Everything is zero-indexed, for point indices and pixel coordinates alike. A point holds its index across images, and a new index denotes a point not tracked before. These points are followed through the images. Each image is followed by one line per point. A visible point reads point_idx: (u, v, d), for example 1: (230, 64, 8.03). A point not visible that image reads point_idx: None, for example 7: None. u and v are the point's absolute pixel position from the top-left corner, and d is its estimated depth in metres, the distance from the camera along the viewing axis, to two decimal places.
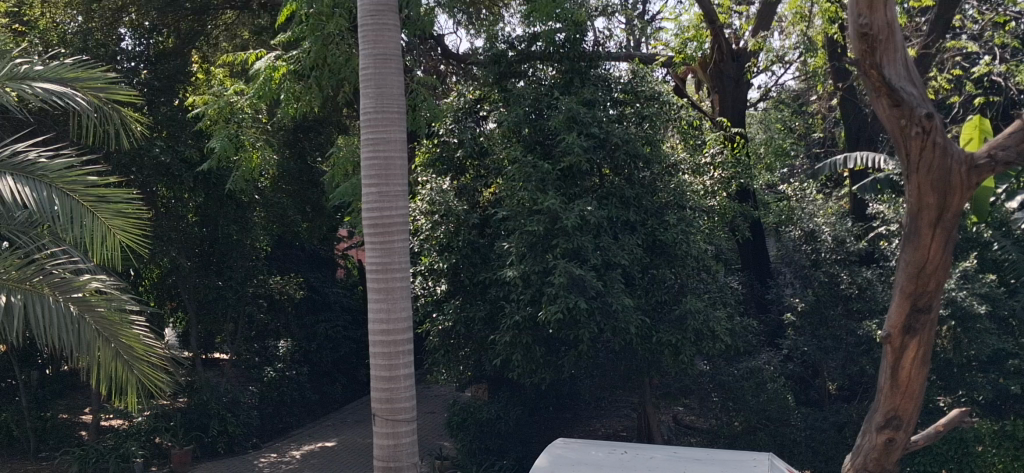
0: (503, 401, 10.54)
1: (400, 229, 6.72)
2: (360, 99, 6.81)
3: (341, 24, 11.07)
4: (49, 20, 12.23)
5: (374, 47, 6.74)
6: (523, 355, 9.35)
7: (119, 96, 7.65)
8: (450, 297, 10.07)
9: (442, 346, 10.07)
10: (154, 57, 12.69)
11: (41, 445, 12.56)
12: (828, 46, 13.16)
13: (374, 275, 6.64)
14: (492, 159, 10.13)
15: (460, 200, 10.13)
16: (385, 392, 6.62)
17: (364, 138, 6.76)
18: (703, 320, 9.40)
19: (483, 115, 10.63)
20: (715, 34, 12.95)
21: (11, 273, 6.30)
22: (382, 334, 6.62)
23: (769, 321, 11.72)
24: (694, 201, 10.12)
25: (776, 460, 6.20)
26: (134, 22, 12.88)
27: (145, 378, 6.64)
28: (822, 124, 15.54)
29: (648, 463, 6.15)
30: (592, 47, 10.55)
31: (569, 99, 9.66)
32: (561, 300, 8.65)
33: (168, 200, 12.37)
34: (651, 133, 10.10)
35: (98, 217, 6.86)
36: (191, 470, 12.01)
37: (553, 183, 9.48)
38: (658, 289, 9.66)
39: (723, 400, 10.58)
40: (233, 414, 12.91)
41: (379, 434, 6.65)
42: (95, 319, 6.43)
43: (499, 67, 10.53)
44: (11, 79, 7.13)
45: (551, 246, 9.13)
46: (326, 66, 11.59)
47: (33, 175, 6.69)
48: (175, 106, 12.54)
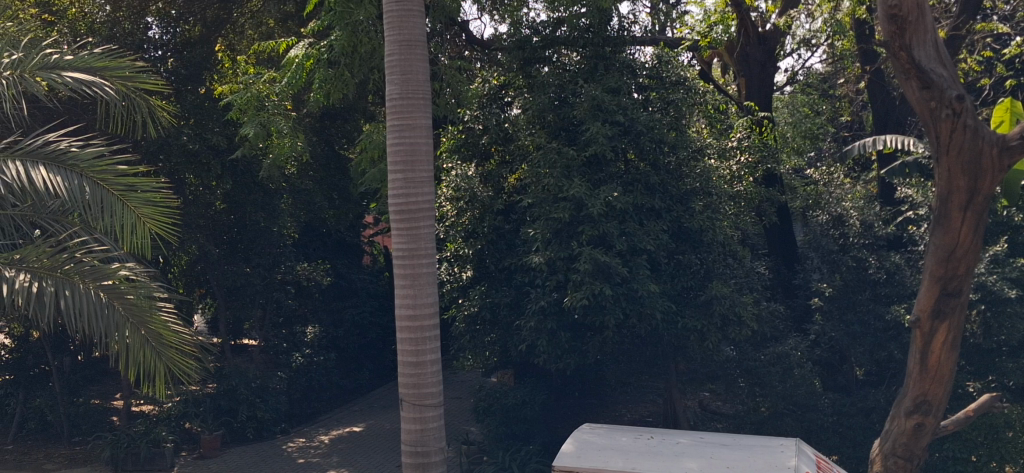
0: (530, 387, 10.55)
1: (427, 214, 6.71)
2: (385, 86, 6.82)
3: (371, 11, 11.23)
4: (78, 11, 12.26)
5: (398, 33, 6.75)
6: (549, 341, 9.34)
7: (146, 85, 7.75)
8: (476, 283, 10.14)
9: (468, 331, 10.13)
10: (181, 46, 12.75)
11: (74, 430, 12.87)
12: (856, 27, 13.00)
13: (401, 261, 6.66)
14: (517, 145, 10.10)
15: (485, 186, 10.18)
16: (413, 377, 6.65)
17: (390, 124, 6.76)
18: (728, 305, 9.40)
19: (508, 102, 10.56)
20: (742, 19, 12.97)
21: (43, 261, 6.43)
22: (409, 320, 6.64)
23: (796, 306, 11.72)
24: (720, 187, 10.02)
25: (803, 446, 6.29)
26: (161, 11, 12.77)
27: (173, 364, 6.69)
28: (850, 108, 15.37)
29: (674, 447, 6.28)
30: (617, 32, 10.45)
31: (594, 86, 9.59)
32: (586, 286, 8.71)
33: (196, 187, 12.44)
34: (676, 119, 10.14)
35: (127, 205, 6.96)
36: (220, 455, 12.12)
37: (579, 170, 9.43)
38: (683, 274, 9.62)
39: (749, 385, 10.61)
40: (261, 399, 13.03)
41: (406, 419, 6.68)
42: (126, 306, 6.52)
43: (523, 53, 10.45)
44: (41, 69, 7.32)
45: (576, 233, 9.12)
46: (355, 55, 11.69)
47: (64, 165, 6.82)
48: (201, 94, 12.56)
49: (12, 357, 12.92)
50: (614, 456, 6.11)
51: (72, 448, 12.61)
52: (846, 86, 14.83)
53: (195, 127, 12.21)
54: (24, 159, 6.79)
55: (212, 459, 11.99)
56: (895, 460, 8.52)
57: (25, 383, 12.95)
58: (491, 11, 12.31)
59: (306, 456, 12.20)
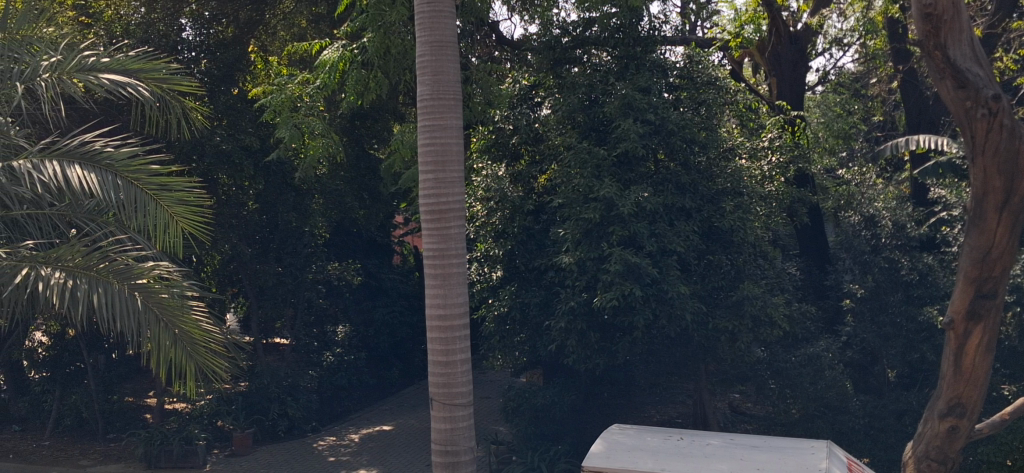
0: (559, 387, 10.55)
1: (457, 214, 6.72)
2: (417, 87, 6.85)
3: (404, 13, 11.31)
4: (114, 13, 12.50)
5: (430, 34, 6.77)
6: (579, 341, 9.36)
7: (181, 86, 7.87)
8: (506, 283, 10.11)
9: (498, 331, 10.16)
10: (214, 47, 12.74)
11: (108, 427, 13.05)
12: (889, 26, 12.90)
13: (431, 261, 6.69)
14: (547, 144, 10.16)
15: (515, 186, 10.18)
16: (443, 376, 6.67)
17: (421, 124, 6.79)
18: (760, 305, 9.35)
19: (538, 101, 10.65)
20: (773, 18, 12.93)
21: (76, 260, 6.55)
22: (439, 320, 6.66)
23: (828, 307, 11.66)
24: (751, 186, 9.94)
25: (835, 448, 6.24)
26: (195, 12, 12.91)
27: (204, 363, 6.74)
28: (882, 107, 15.23)
29: (705, 448, 6.25)
30: (648, 31, 10.42)
31: (624, 86, 9.60)
32: (616, 287, 8.68)
33: (229, 187, 12.55)
34: (708, 118, 10.03)
35: (161, 204, 7.05)
36: (252, 453, 12.22)
37: (609, 170, 9.42)
38: (714, 274, 9.56)
39: (781, 387, 10.45)
40: (293, 397, 13.12)
41: (436, 418, 6.70)
42: (158, 306, 6.60)
43: (554, 53, 10.52)
44: (79, 71, 7.50)
45: (607, 233, 9.11)
46: (387, 56, 11.72)
47: (99, 164, 6.93)
48: (233, 95, 12.67)
49: (48, 355, 13.24)
50: (644, 456, 6.09)
51: (106, 445, 12.78)
52: (878, 86, 14.70)
53: (229, 128, 12.31)
54: (61, 158, 6.93)
55: (244, 456, 12.10)
56: (929, 462, 8.43)
57: (62, 380, 13.18)
58: (521, 12, 12.36)
59: (336, 454, 12.27)
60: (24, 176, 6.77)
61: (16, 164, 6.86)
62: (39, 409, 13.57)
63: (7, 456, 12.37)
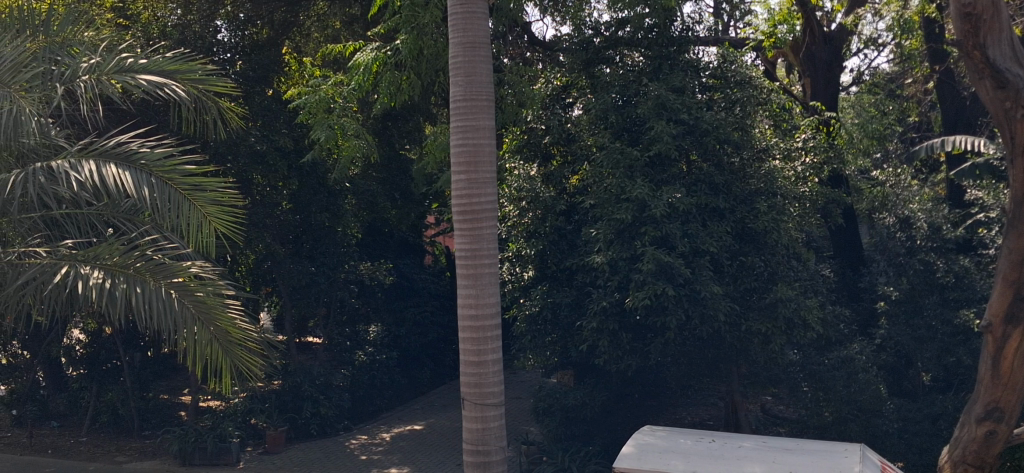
0: (589, 388, 10.56)
1: (489, 215, 6.72)
2: (449, 87, 6.86)
3: (437, 15, 11.38)
4: (151, 15, 12.63)
5: (463, 35, 6.78)
6: (610, 342, 9.34)
7: (216, 87, 7.94)
8: (538, 283, 10.17)
9: (529, 331, 10.17)
10: (248, 48, 12.97)
11: (144, 424, 13.20)
12: (925, 26, 12.78)
13: (463, 261, 6.70)
14: (580, 145, 10.17)
15: (547, 186, 10.20)
16: (475, 376, 6.67)
17: (454, 124, 6.80)
18: (794, 307, 9.26)
19: (570, 102, 10.71)
20: (807, 18, 12.90)
21: (114, 259, 6.67)
22: (471, 320, 6.68)
23: (862, 309, 11.58)
24: (785, 187, 9.88)
25: (868, 452, 6.17)
26: (230, 14, 13.11)
27: (240, 362, 6.80)
28: (918, 108, 15.06)
29: (736, 451, 6.22)
30: (682, 32, 10.45)
31: (658, 86, 9.59)
32: (648, 287, 8.65)
33: (263, 187, 12.67)
34: (742, 118, 9.97)
35: (195, 204, 7.12)
36: (285, 451, 12.31)
37: (641, 170, 9.41)
38: (748, 276, 9.50)
39: (814, 390, 10.34)
40: (326, 396, 13.21)
41: (467, 418, 6.71)
42: (194, 304, 6.67)
43: (586, 54, 10.51)
44: (118, 73, 7.60)
45: (639, 234, 9.07)
46: (421, 58, 11.80)
47: (134, 164, 7.03)
48: (267, 96, 12.76)
49: (85, 353, 13.46)
50: (675, 458, 6.07)
51: (142, 442, 12.93)
52: (914, 86, 14.53)
53: (263, 128, 12.42)
54: (98, 159, 7.04)
55: (277, 454, 12.19)
56: (966, 467, 8.33)
57: (99, 377, 13.39)
58: (553, 13, 12.42)
59: (368, 453, 12.33)
60: (63, 176, 6.89)
61: (54, 164, 6.97)
62: (76, 406, 13.77)
63: (45, 452, 12.55)
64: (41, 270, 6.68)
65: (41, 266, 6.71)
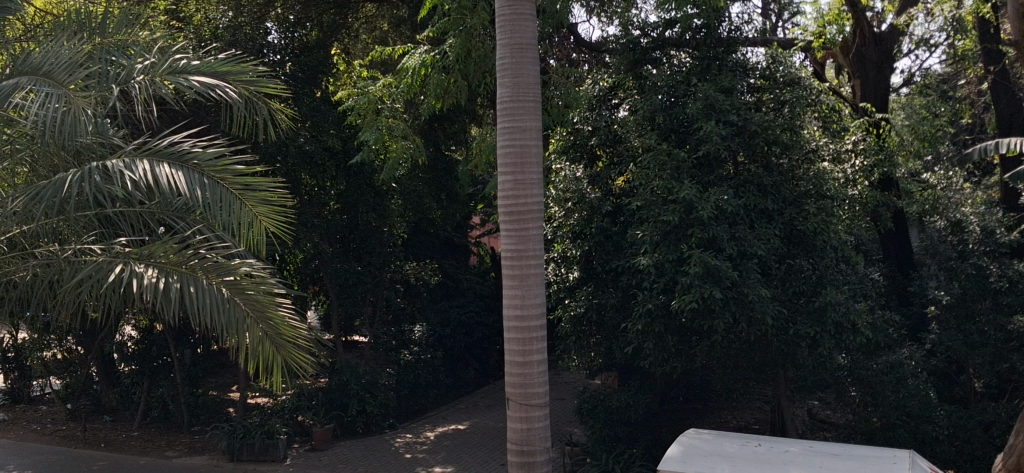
0: (633, 390, 10.54)
1: (535, 216, 6.73)
2: (497, 88, 6.90)
3: (484, 17, 11.48)
4: (203, 16, 12.82)
5: (510, 37, 6.81)
6: (656, 344, 9.29)
7: (267, 89, 8.04)
8: (583, 284, 10.15)
9: (574, 332, 10.18)
10: (298, 50, 13.08)
11: (193, 420, 13.39)
12: (979, 26, 12.59)
13: (509, 262, 6.72)
14: (627, 146, 10.09)
15: (593, 188, 10.21)
16: (519, 377, 6.68)
17: (500, 126, 6.82)
18: (843, 311, 9.12)
19: (617, 103, 10.73)
20: (857, 18, 12.80)
21: (169, 257, 6.81)
22: (517, 320, 6.70)
23: (911, 314, 11.38)
24: (834, 189, 9.76)
25: (918, 458, 6.05)
26: (281, 16, 13.33)
27: (291, 359, 6.90)
28: (970, 109, 14.80)
29: (783, 455, 6.14)
30: (730, 33, 10.39)
31: (707, 87, 9.55)
32: (695, 289, 8.56)
33: (311, 187, 12.82)
34: (791, 119, 9.86)
35: (246, 204, 7.21)
36: (330, 448, 12.41)
37: (688, 172, 9.38)
38: (796, 279, 9.37)
39: (862, 395, 10.16)
40: (371, 394, 13.33)
41: (512, 418, 6.72)
42: (246, 302, 6.78)
43: (634, 55, 10.47)
44: (171, 73, 7.74)
45: (685, 236, 9.02)
46: (469, 60, 11.86)
47: (187, 164, 7.15)
48: (316, 97, 12.89)
49: (137, 349, 13.71)
50: (721, 462, 6.03)
51: (192, 437, 13.13)
52: (967, 87, 14.29)
53: (312, 129, 12.56)
54: (153, 158, 7.17)
55: (323, 451, 12.29)
56: None
57: (150, 372, 13.65)
58: (599, 13, 12.49)
59: (412, 451, 12.40)
60: (118, 175, 7.02)
61: (110, 163, 7.09)
62: (129, 401, 14.05)
63: (99, 446, 12.81)
64: (98, 268, 6.86)
65: (97, 263, 6.88)
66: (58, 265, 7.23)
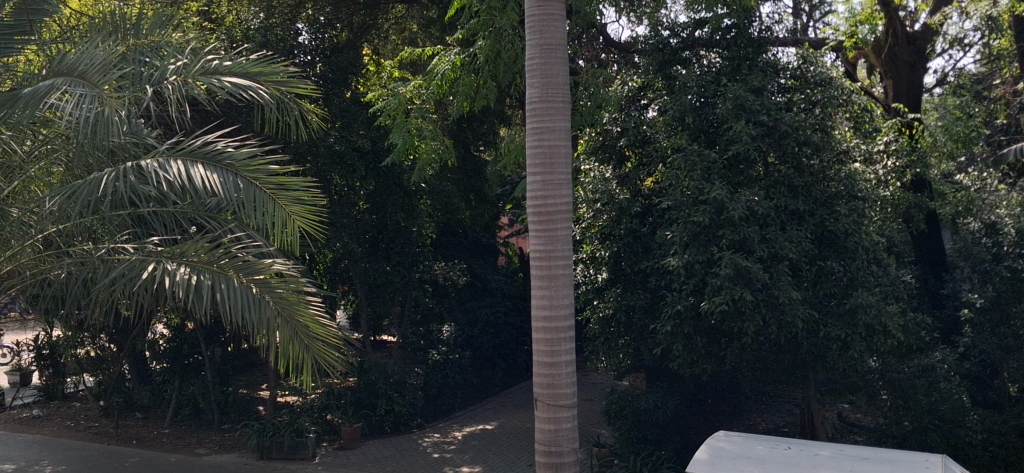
0: (661, 391, 10.49)
1: (563, 216, 6.72)
2: (526, 89, 6.90)
3: (514, 18, 11.51)
4: (235, 18, 12.92)
5: (540, 37, 6.81)
6: (685, 346, 9.24)
7: (298, 89, 8.09)
8: (611, 285, 10.06)
9: (602, 333, 10.15)
10: (328, 50, 13.16)
11: (223, 417, 13.49)
12: (1015, 25, 12.41)
13: (538, 262, 6.72)
14: (656, 146, 10.05)
15: (622, 189, 10.19)
16: (547, 377, 6.68)
17: (530, 126, 6.83)
18: (875, 314, 9.01)
19: (646, 103, 10.70)
20: (889, 18, 12.69)
21: (201, 256, 6.88)
22: (545, 321, 6.69)
23: (944, 317, 11.25)
24: (866, 190, 9.68)
25: (951, 463, 5.95)
26: (311, 17, 13.42)
27: (320, 357, 6.94)
28: (1005, 109, 14.60)
29: (813, 459, 6.07)
30: (761, 33, 10.34)
31: (737, 87, 9.53)
32: (725, 291, 8.51)
33: (341, 187, 12.89)
34: (822, 119, 9.76)
35: (279, 203, 7.27)
36: (359, 447, 12.46)
37: (719, 173, 9.33)
38: (827, 281, 9.29)
39: (893, 399, 10.06)
40: (399, 394, 13.38)
41: (540, 418, 6.72)
42: (276, 301, 6.82)
43: (663, 55, 10.44)
44: (203, 74, 7.84)
45: (715, 237, 8.98)
46: (499, 61, 11.89)
47: (221, 164, 7.21)
48: (346, 97, 12.96)
49: (169, 347, 13.86)
50: (750, 465, 5.98)
51: (222, 435, 13.24)
52: (1003, 86, 14.09)
53: (342, 129, 12.63)
54: (186, 158, 7.26)
55: (352, 450, 12.35)
56: None
57: (181, 370, 13.78)
58: (629, 13, 12.47)
59: (439, 451, 12.43)
60: (152, 175, 7.10)
61: (144, 163, 7.19)
62: (160, 398, 14.19)
63: (131, 442, 12.96)
64: (131, 267, 6.96)
65: (130, 262, 6.97)
66: (92, 264, 7.34)
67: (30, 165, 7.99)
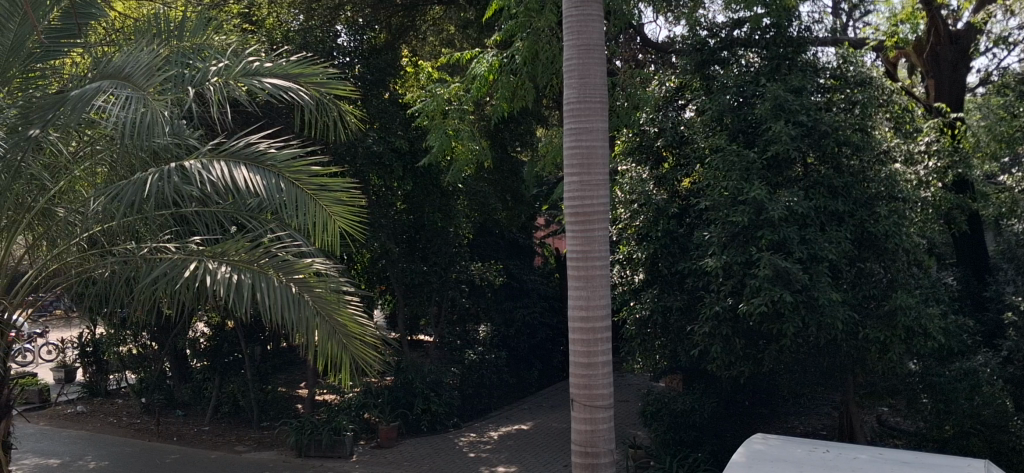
0: (699, 393, 10.46)
1: (601, 217, 6.72)
2: (564, 90, 6.90)
3: (551, 19, 11.52)
4: (275, 20, 13.00)
5: (578, 38, 6.81)
6: (723, 348, 9.18)
7: (338, 90, 8.16)
8: (648, 286, 10.06)
9: (638, 334, 10.13)
10: (367, 52, 13.27)
11: (263, 415, 13.62)
12: None
13: (575, 263, 6.73)
14: (694, 147, 10.01)
15: (659, 189, 10.15)
16: (584, 378, 6.68)
17: (567, 127, 6.83)
18: (915, 316, 8.89)
19: (683, 103, 10.69)
20: (932, 17, 12.56)
21: (242, 255, 6.96)
22: (582, 321, 6.69)
23: (987, 320, 11.09)
24: (907, 191, 9.56)
25: (995, 468, 5.83)
26: (349, 19, 13.53)
27: (358, 356, 7.00)
28: None
29: (852, 462, 5.97)
30: (800, 33, 10.29)
31: (776, 87, 9.46)
32: (764, 292, 8.45)
33: (378, 187, 12.96)
34: (862, 119, 9.66)
35: (320, 203, 7.34)
36: (396, 446, 12.54)
37: (758, 173, 9.26)
38: (867, 282, 9.20)
39: (934, 403, 9.94)
40: (436, 393, 13.44)
41: (577, 419, 6.72)
42: (315, 299, 6.89)
43: (701, 55, 10.40)
44: (244, 75, 7.91)
45: (754, 238, 8.92)
46: (536, 62, 11.91)
47: (263, 165, 7.28)
48: (385, 98, 13.03)
49: (209, 345, 14.05)
50: (787, 468, 5.89)
51: (261, 432, 13.38)
52: None
53: (380, 129, 12.69)
54: (228, 159, 7.34)
55: (389, 449, 12.43)
56: None
57: (221, 368, 13.97)
58: (666, 13, 12.43)
59: (476, 450, 12.47)
60: (195, 175, 7.20)
61: (187, 164, 7.29)
62: (201, 396, 14.38)
63: (171, 439, 13.14)
64: (173, 265, 7.06)
65: (172, 261, 7.08)
66: (135, 263, 7.45)
67: (76, 166, 8.13)
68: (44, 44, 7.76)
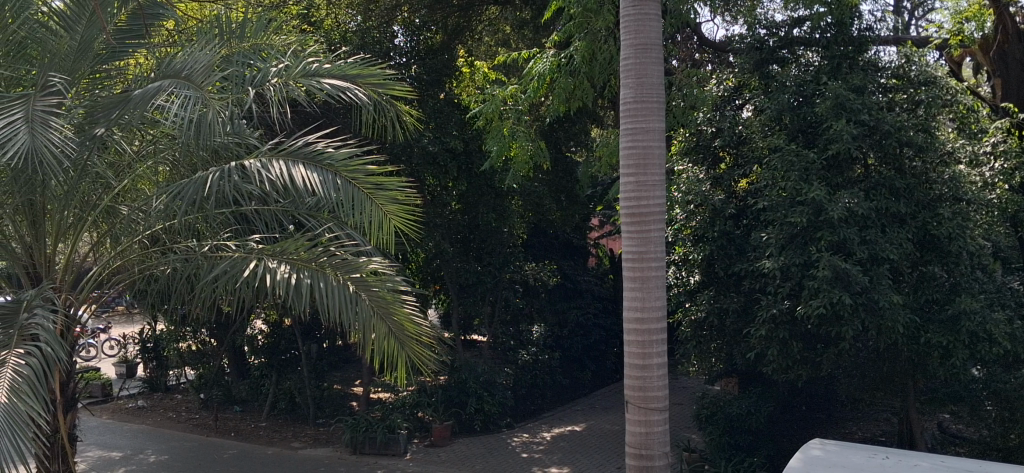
0: (755, 396, 10.31)
1: (657, 218, 6.66)
2: (620, 89, 6.86)
3: (608, 20, 11.46)
4: (334, 21, 13.30)
5: (635, 37, 6.77)
6: (780, 351, 9.04)
7: (395, 91, 8.22)
8: (704, 288, 9.97)
9: (694, 336, 10.04)
10: (423, 52, 13.34)
11: (319, 412, 13.75)
12: None
13: (630, 264, 6.67)
14: (752, 147, 9.87)
15: (716, 189, 10.05)
16: (639, 380, 6.63)
17: (624, 127, 6.79)
18: (979, 322, 8.57)
19: (741, 103, 10.55)
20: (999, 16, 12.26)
21: (301, 254, 7.04)
22: (637, 322, 6.64)
23: None
24: (973, 193, 9.31)
25: None
26: (407, 20, 13.63)
27: (414, 355, 7.04)
28: None
29: (913, 470, 5.81)
30: (862, 31, 10.13)
31: (838, 85, 9.28)
32: (823, 294, 8.31)
33: (433, 187, 13.02)
34: (926, 119, 9.46)
35: (377, 203, 7.39)
36: (449, 445, 12.57)
37: (818, 173, 9.10)
38: (929, 286, 9.01)
39: (999, 409, 9.66)
40: (490, 393, 13.45)
41: (631, 421, 6.67)
42: (372, 298, 6.93)
43: (761, 53, 10.28)
44: (304, 76, 8.00)
45: (813, 239, 8.78)
46: (592, 62, 11.87)
47: (321, 164, 7.35)
48: (441, 99, 13.08)
49: (267, 342, 14.26)
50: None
51: (316, 429, 13.52)
52: None
53: (435, 129, 12.68)
54: (287, 158, 7.42)
55: (442, 448, 12.48)
56: None
57: (278, 365, 14.16)
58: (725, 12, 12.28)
59: (529, 451, 12.46)
60: (254, 174, 7.28)
61: (247, 163, 7.38)
62: (258, 391, 14.58)
63: (229, 435, 13.34)
64: (233, 264, 7.15)
65: (233, 259, 7.17)
66: (196, 261, 7.56)
67: (138, 164, 8.28)
68: (111, 45, 7.96)
